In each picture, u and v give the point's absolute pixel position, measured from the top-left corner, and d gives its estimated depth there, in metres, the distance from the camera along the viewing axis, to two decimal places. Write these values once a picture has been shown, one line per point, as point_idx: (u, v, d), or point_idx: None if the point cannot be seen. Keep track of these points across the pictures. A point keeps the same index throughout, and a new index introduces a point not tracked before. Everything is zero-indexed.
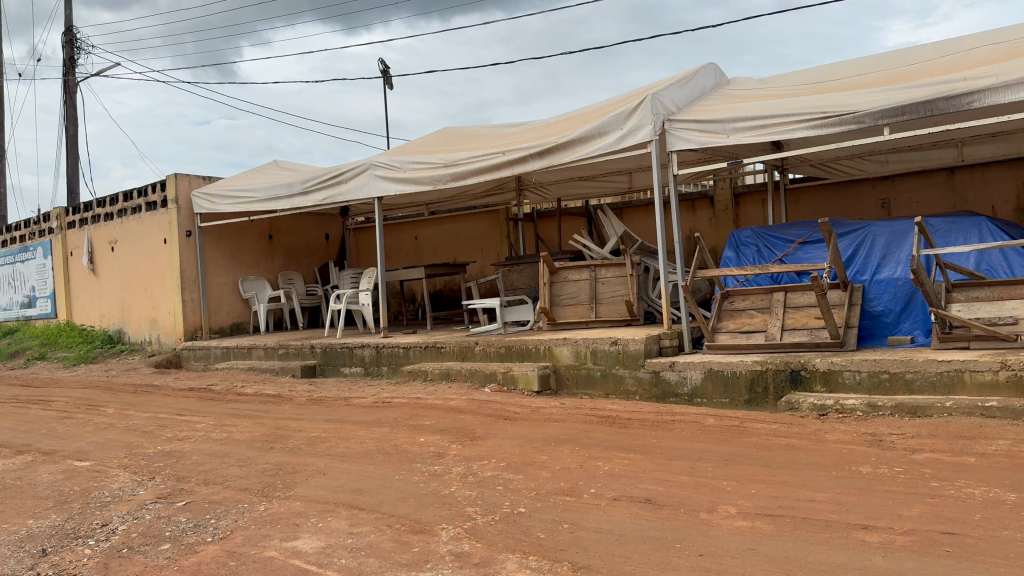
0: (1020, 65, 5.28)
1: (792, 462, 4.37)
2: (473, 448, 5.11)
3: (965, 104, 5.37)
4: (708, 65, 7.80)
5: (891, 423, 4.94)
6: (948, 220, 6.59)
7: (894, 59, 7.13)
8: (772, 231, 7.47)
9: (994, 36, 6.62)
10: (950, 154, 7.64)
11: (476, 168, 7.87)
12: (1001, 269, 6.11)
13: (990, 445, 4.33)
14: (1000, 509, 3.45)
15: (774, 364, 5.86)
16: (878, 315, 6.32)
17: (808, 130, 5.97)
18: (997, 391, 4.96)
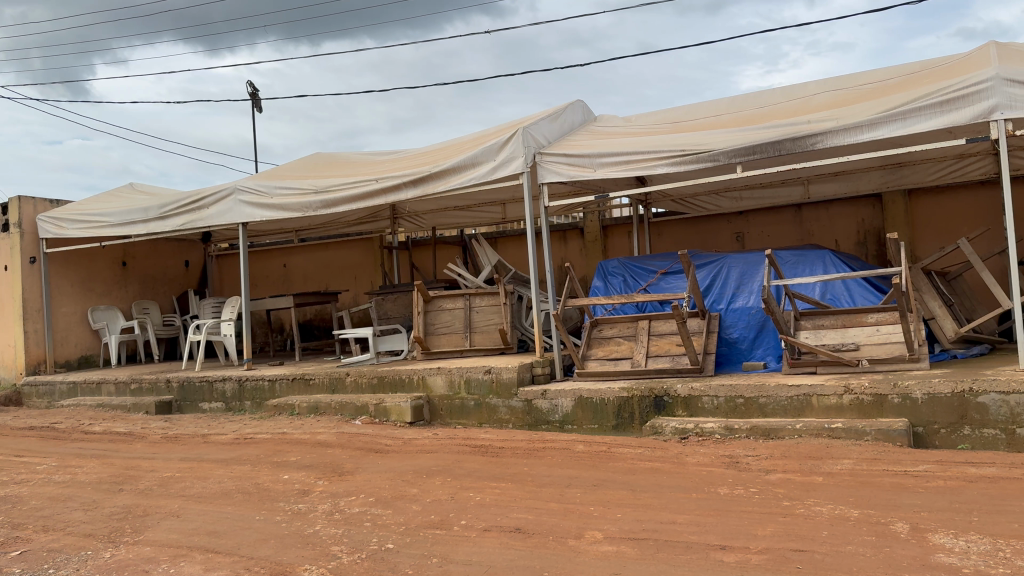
0: (857, 110, 5.72)
1: (655, 485, 4.51)
2: (340, 484, 4.96)
3: (809, 144, 5.77)
4: (576, 102, 8.07)
5: (747, 445, 5.20)
6: (796, 253, 7.03)
7: (747, 101, 7.61)
8: (637, 262, 7.73)
9: (834, 84, 7.18)
10: (797, 192, 8.20)
11: (347, 196, 7.75)
12: (843, 298, 6.58)
13: (836, 464, 4.63)
14: (845, 524, 3.68)
15: (639, 390, 6.04)
16: (734, 342, 6.67)
17: (669, 166, 6.26)
18: (841, 413, 5.30)
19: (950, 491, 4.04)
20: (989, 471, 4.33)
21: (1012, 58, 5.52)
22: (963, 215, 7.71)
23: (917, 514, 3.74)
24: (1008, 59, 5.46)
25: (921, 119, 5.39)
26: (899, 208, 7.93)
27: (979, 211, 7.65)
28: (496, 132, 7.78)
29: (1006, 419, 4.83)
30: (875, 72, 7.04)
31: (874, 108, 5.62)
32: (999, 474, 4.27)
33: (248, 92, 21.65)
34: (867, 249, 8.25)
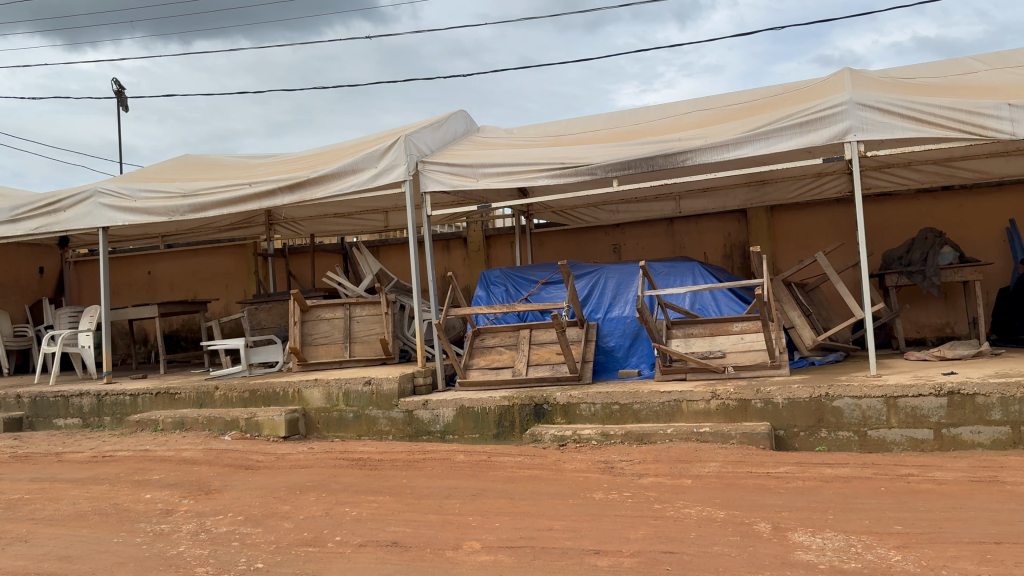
0: (724, 129, 6.01)
1: (533, 492, 4.55)
2: (207, 502, 4.74)
3: (681, 161, 6.01)
4: (459, 112, 8.10)
5: (621, 450, 5.35)
6: (668, 264, 7.30)
7: (623, 118, 7.87)
8: (519, 272, 7.81)
9: (704, 104, 7.54)
10: (670, 207, 8.53)
11: (220, 201, 7.44)
12: (711, 308, 6.88)
13: (704, 467, 4.83)
14: (712, 525, 3.83)
15: (519, 399, 6.09)
16: (610, 350, 6.85)
17: (549, 179, 6.38)
18: (709, 418, 5.54)
19: (807, 491, 4.29)
20: (843, 471, 4.62)
21: (862, 85, 5.95)
22: (819, 230, 8.25)
23: (778, 514, 3.94)
24: (859, 85, 5.89)
25: (782, 139, 5.71)
26: (762, 223, 8.39)
27: (833, 227, 8.20)
28: (376, 139, 7.68)
29: (858, 422, 5.17)
30: (741, 94, 7.43)
31: (740, 128, 5.92)
32: (851, 474, 4.57)
33: (113, 89, 20.53)
34: (733, 262, 8.67)
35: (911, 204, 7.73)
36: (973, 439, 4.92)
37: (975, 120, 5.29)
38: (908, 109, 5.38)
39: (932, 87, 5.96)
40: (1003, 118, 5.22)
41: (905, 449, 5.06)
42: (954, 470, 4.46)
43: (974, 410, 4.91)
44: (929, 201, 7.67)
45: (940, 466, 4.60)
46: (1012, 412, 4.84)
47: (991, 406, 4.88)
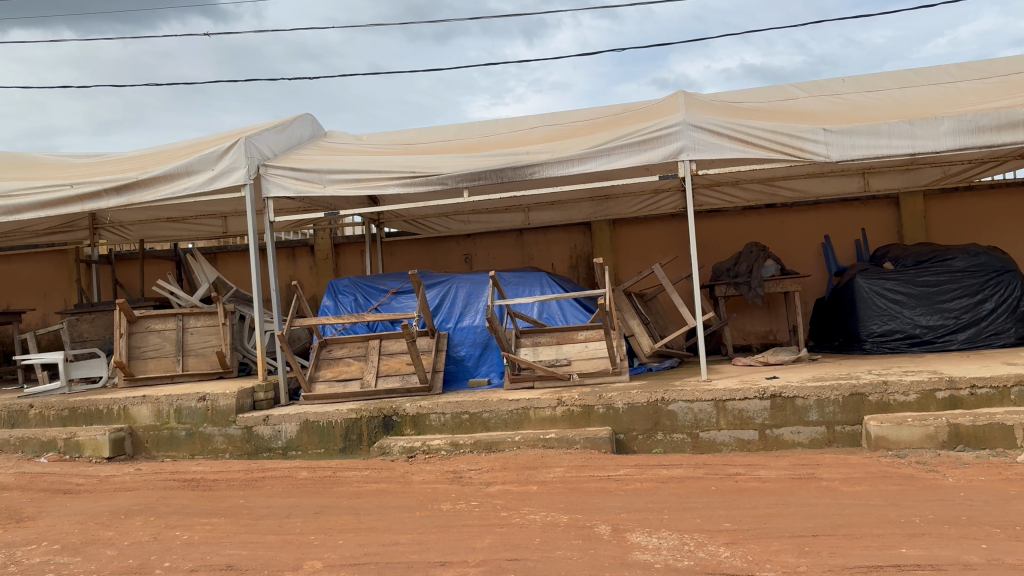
0: (569, 144, 6.19)
1: (378, 506, 4.47)
2: (17, 532, 4.31)
3: (528, 174, 6.13)
4: (305, 115, 7.87)
5: (469, 459, 5.36)
6: (517, 275, 7.40)
7: (474, 129, 7.95)
8: (369, 282, 7.65)
9: (551, 119, 7.75)
10: (519, 218, 8.67)
11: (36, 202, 6.83)
12: (558, 317, 7.04)
13: (549, 473, 4.93)
14: (556, 530, 3.91)
15: (367, 411, 5.96)
16: (461, 360, 6.85)
17: (399, 187, 6.33)
18: (555, 424, 5.65)
19: (644, 492, 4.47)
20: (677, 472, 4.86)
21: (696, 107, 6.31)
22: (658, 243, 8.66)
23: (618, 516, 4.08)
24: (693, 107, 6.24)
25: (622, 155, 5.96)
26: (605, 236, 8.71)
27: (671, 240, 8.65)
28: (215, 141, 7.32)
29: (691, 424, 5.46)
30: (585, 111, 7.70)
31: (585, 143, 6.12)
32: (684, 474, 4.81)
33: None
34: (579, 273, 8.94)
35: (741, 220, 8.28)
36: (793, 439, 5.30)
37: (795, 143, 5.73)
38: (736, 131, 5.75)
39: (758, 111, 6.41)
40: (819, 142, 5.68)
41: (733, 449, 5.39)
42: (777, 468, 4.81)
43: (794, 412, 5.30)
44: (755, 217, 8.25)
45: (764, 465, 4.93)
46: (827, 412, 5.26)
47: (809, 408, 5.28)
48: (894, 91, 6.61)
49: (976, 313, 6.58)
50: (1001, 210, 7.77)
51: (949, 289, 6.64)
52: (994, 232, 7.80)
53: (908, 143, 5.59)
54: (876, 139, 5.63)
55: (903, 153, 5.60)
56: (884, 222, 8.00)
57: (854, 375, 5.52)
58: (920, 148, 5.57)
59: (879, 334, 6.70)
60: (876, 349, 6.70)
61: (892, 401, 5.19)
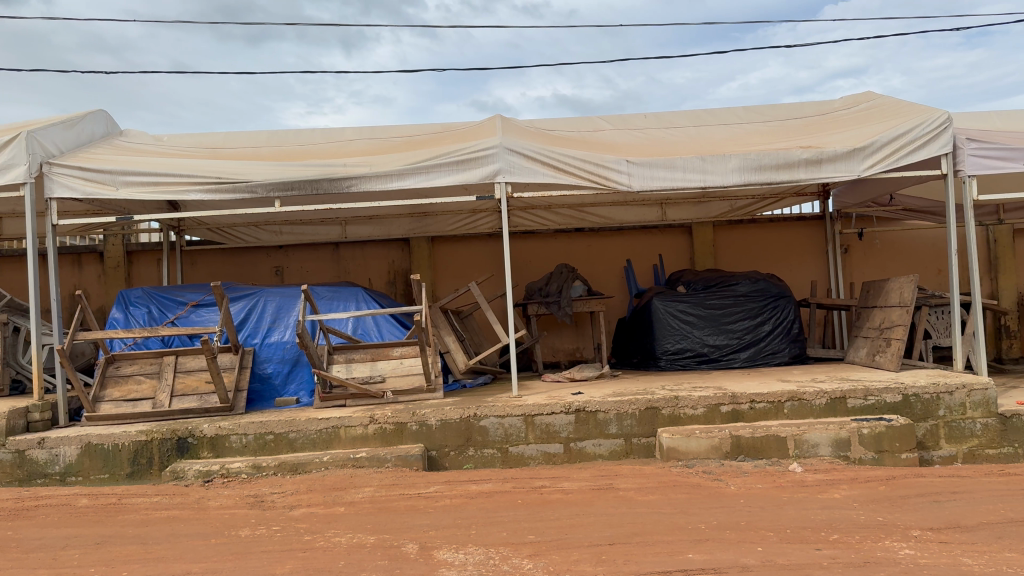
0: (387, 159, 6.16)
1: (170, 535, 4.18)
2: None
3: (344, 187, 6.03)
4: (98, 111, 7.27)
5: (272, 482, 5.15)
6: (330, 289, 7.23)
7: (288, 137, 7.72)
8: (164, 293, 7.16)
9: (369, 133, 7.68)
10: (334, 231, 8.47)
11: None
12: (373, 333, 6.92)
13: (357, 493, 4.84)
14: (361, 552, 3.84)
15: (159, 433, 5.56)
16: (267, 377, 6.57)
17: (203, 194, 6.02)
18: (365, 443, 5.56)
19: (453, 509, 4.50)
20: (486, 487, 4.94)
21: (511, 131, 6.50)
22: (474, 262, 8.82)
23: (425, 534, 4.07)
24: (508, 131, 6.42)
25: (440, 173, 6.01)
26: (423, 252, 8.73)
27: (486, 259, 8.84)
28: None
29: (501, 440, 5.57)
30: (404, 128, 7.71)
31: (402, 159, 6.12)
32: (493, 489, 4.90)
33: None
34: (395, 288, 8.90)
35: (551, 242, 8.62)
36: (594, 451, 5.56)
37: (602, 172, 6.06)
38: (547, 157, 5.99)
39: (568, 139, 6.73)
40: (622, 172, 6.05)
41: (540, 463, 5.56)
42: (579, 480, 5.02)
43: (596, 425, 5.57)
44: (566, 240, 8.62)
45: (567, 477, 5.14)
46: (625, 425, 5.57)
47: (609, 421, 5.57)
48: (690, 128, 7.18)
49: (756, 334, 7.25)
50: (780, 241, 8.60)
51: (733, 311, 7.26)
52: (773, 260, 8.62)
53: (700, 176, 6.07)
54: (673, 171, 6.07)
55: (696, 186, 6.08)
56: (680, 248, 8.64)
57: (650, 391, 5.87)
58: (710, 182, 6.08)
59: (672, 352, 7.22)
60: (670, 366, 7.22)
61: (682, 414, 5.58)
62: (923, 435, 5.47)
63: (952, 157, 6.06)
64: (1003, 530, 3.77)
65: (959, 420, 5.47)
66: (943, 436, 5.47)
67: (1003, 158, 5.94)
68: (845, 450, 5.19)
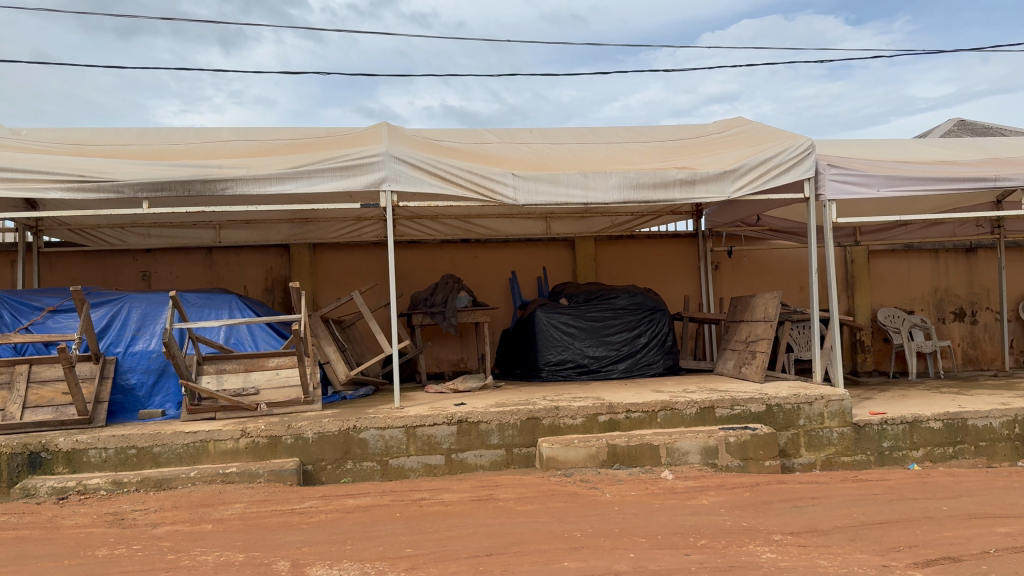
0: (267, 162, 5.97)
1: (15, 557, 3.86)
2: None
3: (219, 189, 5.80)
4: None
5: (134, 499, 4.87)
6: (202, 296, 6.93)
7: (159, 135, 7.37)
8: (17, 296, 6.65)
9: (247, 134, 7.44)
10: (208, 235, 8.13)
11: None
12: (247, 343, 6.69)
13: (227, 509, 4.64)
14: (228, 570, 3.68)
15: (8, 448, 5.16)
16: (130, 389, 6.20)
17: (62, 192, 5.65)
18: (236, 457, 5.34)
19: (328, 524, 4.38)
20: (363, 501, 4.84)
21: (396, 139, 6.45)
22: (356, 271, 8.68)
23: (298, 550, 3.95)
24: (393, 139, 6.36)
25: (323, 179, 5.89)
26: (303, 259, 8.49)
27: (369, 268, 8.71)
28: None
29: (380, 452, 5.48)
30: (285, 131, 7.51)
31: (281, 163, 5.95)
32: (370, 503, 4.81)
33: None
34: (273, 296, 8.62)
35: (436, 252, 8.59)
36: (476, 462, 5.56)
37: (486, 184, 6.09)
38: (433, 167, 5.97)
39: (453, 150, 6.73)
40: (508, 185, 6.11)
41: (420, 475, 5.51)
42: (458, 491, 5.00)
43: (477, 436, 5.57)
44: (451, 250, 8.61)
45: (447, 488, 5.11)
46: (506, 436, 5.60)
47: (491, 432, 5.58)
48: (573, 145, 7.34)
49: (633, 346, 7.47)
50: (657, 256, 8.91)
51: (612, 324, 7.45)
52: (651, 275, 8.91)
53: (582, 192, 6.21)
54: (556, 186, 6.18)
55: (578, 201, 6.21)
56: (563, 262, 8.80)
57: (531, 401, 5.92)
58: (592, 198, 6.23)
59: (554, 363, 7.33)
60: (551, 376, 7.31)
61: (562, 424, 5.66)
62: (786, 443, 5.78)
63: (814, 181, 6.45)
64: (854, 533, 4.02)
65: (818, 429, 5.81)
66: (803, 444, 5.80)
67: (860, 184, 6.37)
68: (713, 458, 5.40)
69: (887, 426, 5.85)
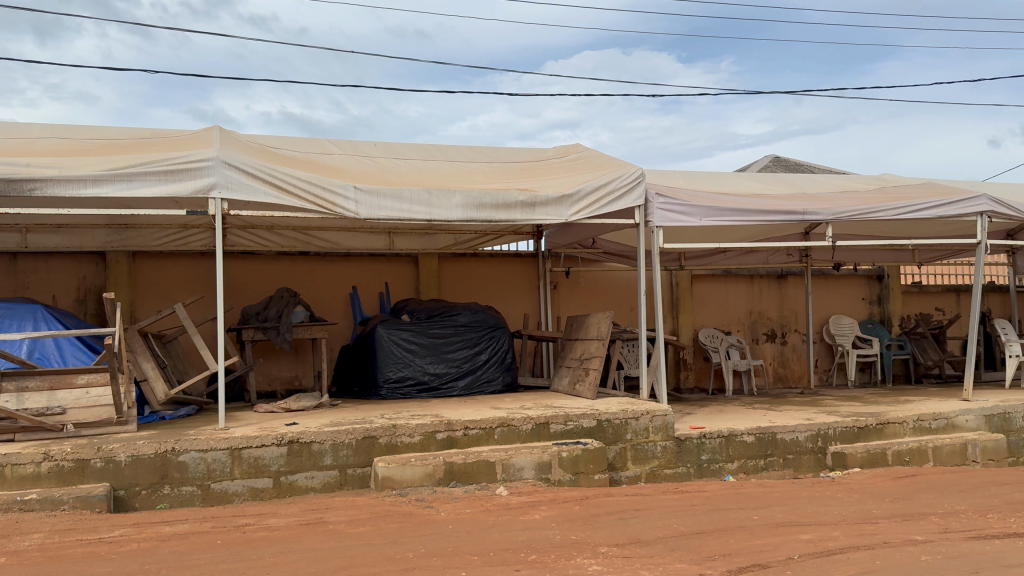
0: (81, 163, 5.55)
1: None
2: None
3: (27, 189, 5.33)
4: None
5: None
6: (2, 306, 6.33)
7: None
8: None
9: (62, 131, 6.88)
10: (13, 239, 7.44)
11: None
12: (52, 358, 6.16)
13: (23, 541, 4.23)
14: None
15: None
16: None
17: None
18: (37, 483, 4.89)
19: (140, 554, 4.09)
20: (181, 528, 4.56)
21: (230, 145, 6.19)
22: (183, 282, 8.22)
23: None
24: (227, 145, 6.10)
25: (145, 183, 5.54)
26: (122, 269, 7.95)
27: (197, 279, 8.27)
28: None
29: (201, 476, 5.19)
30: (108, 130, 7.02)
31: (99, 165, 5.55)
32: (188, 530, 4.54)
33: None
34: (86, 307, 7.98)
35: (272, 265, 8.31)
36: (306, 484, 5.38)
37: (326, 197, 5.96)
38: (269, 176, 5.77)
39: (292, 159, 6.55)
40: (349, 199, 6.01)
41: (245, 499, 5.26)
42: (286, 515, 4.82)
43: (309, 457, 5.39)
44: (287, 263, 8.36)
45: (274, 513, 4.91)
46: (340, 456, 5.46)
47: (323, 452, 5.42)
48: (417, 161, 7.34)
49: (473, 363, 7.53)
50: (498, 274, 9.05)
51: (452, 341, 7.49)
52: (492, 294, 9.03)
53: (425, 209, 6.21)
54: (398, 202, 6.15)
55: (421, 218, 6.20)
56: (405, 278, 8.75)
57: (367, 420, 5.81)
58: (435, 216, 6.24)
59: (394, 381, 7.26)
60: (391, 394, 7.24)
61: (399, 443, 5.59)
62: (614, 457, 6.01)
63: (644, 209, 6.81)
64: (674, 543, 4.24)
65: (643, 443, 6.09)
66: (630, 458, 6.05)
67: (683, 212, 6.78)
68: (546, 473, 5.53)
69: (705, 439, 6.21)
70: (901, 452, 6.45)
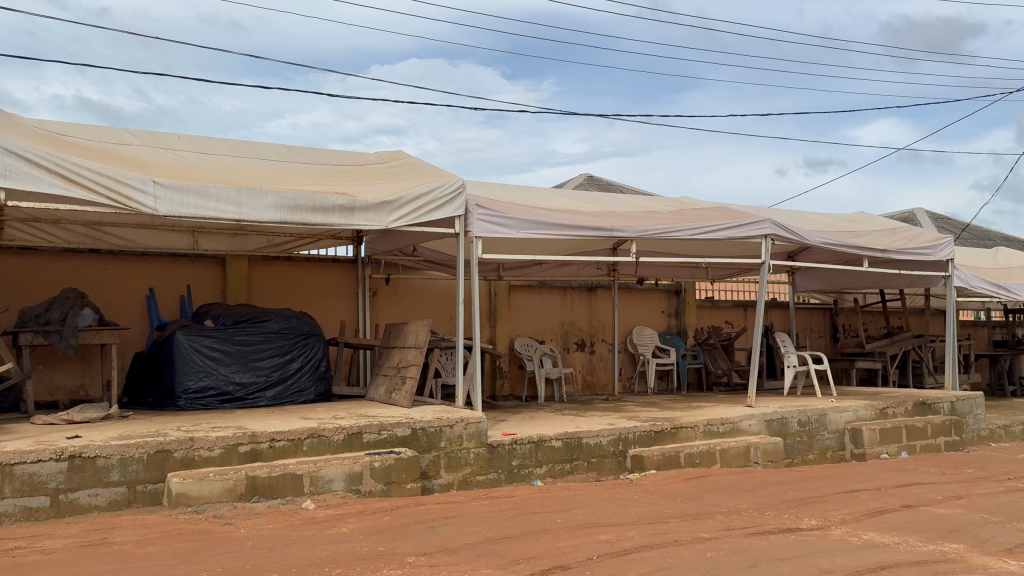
0: None
1: None
2: None
3: None
4: None
5: None
6: None
7: None
8: None
9: None
10: None
11: None
12: None
13: None
14: None
15: None
16: None
17: None
18: None
19: None
20: None
21: (9, 128, 5.62)
22: None
23: None
24: (4, 128, 5.53)
25: None
26: None
27: None
28: None
29: None
30: None
31: None
32: None
33: None
34: None
35: (59, 262, 7.63)
36: (89, 502, 4.96)
37: (121, 191, 5.55)
38: (53, 164, 5.29)
39: (83, 148, 6.05)
40: (147, 193, 5.63)
41: (16, 520, 4.78)
42: (65, 537, 4.42)
43: (93, 473, 4.98)
44: (77, 262, 7.70)
45: (50, 534, 4.49)
46: (129, 472, 5.08)
47: (110, 468, 5.03)
48: (227, 158, 7.01)
49: (284, 371, 7.29)
50: (313, 279, 8.82)
51: (260, 349, 7.21)
52: (306, 300, 8.78)
53: (233, 208, 5.94)
54: (203, 200, 5.84)
55: (228, 218, 5.92)
56: (211, 281, 8.31)
57: (161, 433, 5.45)
58: (244, 216, 5.98)
59: (193, 391, 6.87)
60: (189, 406, 6.84)
61: (196, 457, 5.29)
62: (426, 465, 6.03)
63: (463, 219, 6.90)
64: (481, 549, 4.31)
65: (456, 451, 6.16)
66: (443, 465, 6.10)
67: (501, 224, 6.93)
68: (357, 484, 5.45)
69: (516, 445, 6.38)
70: (692, 454, 6.95)
